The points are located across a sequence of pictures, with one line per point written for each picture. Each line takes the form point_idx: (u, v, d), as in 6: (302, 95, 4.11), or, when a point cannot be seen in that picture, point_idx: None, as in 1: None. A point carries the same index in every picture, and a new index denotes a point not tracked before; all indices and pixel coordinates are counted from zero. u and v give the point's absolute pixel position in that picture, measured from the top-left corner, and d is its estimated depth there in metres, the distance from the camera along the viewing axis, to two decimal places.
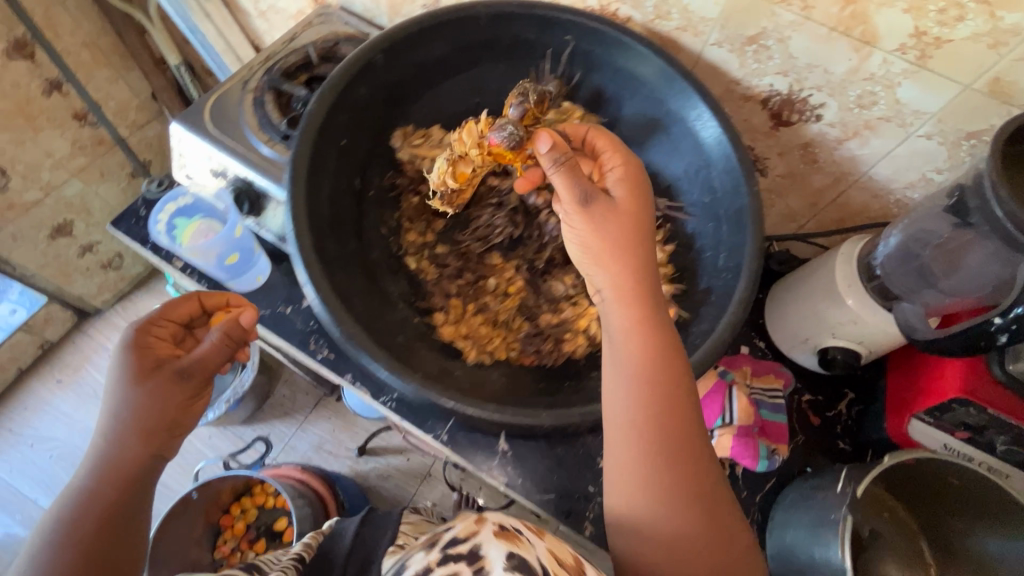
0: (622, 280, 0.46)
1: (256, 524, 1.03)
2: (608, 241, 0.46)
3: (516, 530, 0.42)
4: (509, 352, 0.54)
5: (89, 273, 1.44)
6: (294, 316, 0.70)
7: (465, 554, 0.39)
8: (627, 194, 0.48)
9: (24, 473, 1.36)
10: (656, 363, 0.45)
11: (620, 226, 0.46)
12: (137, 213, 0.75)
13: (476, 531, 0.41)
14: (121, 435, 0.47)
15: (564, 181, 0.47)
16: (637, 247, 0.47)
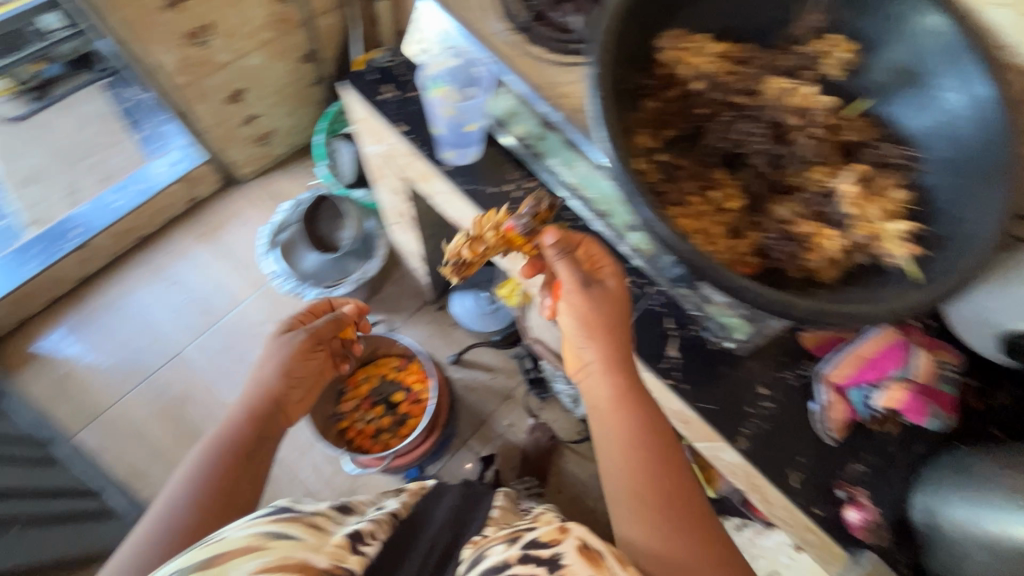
0: (606, 355, 0.58)
1: (376, 392, 1.13)
2: (591, 324, 0.60)
3: (599, 548, 0.47)
4: (741, 254, 0.57)
5: (244, 144, 1.56)
6: (496, 198, 0.77)
7: (546, 559, 0.46)
8: (615, 288, 0.62)
9: (161, 307, 1.51)
10: (645, 417, 0.55)
11: (602, 311, 0.60)
12: (368, 77, 0.82)
13: (557, 541, 0.48)
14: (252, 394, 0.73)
15: (564, 268, 0.62)
16: (617, 334, 0.60)
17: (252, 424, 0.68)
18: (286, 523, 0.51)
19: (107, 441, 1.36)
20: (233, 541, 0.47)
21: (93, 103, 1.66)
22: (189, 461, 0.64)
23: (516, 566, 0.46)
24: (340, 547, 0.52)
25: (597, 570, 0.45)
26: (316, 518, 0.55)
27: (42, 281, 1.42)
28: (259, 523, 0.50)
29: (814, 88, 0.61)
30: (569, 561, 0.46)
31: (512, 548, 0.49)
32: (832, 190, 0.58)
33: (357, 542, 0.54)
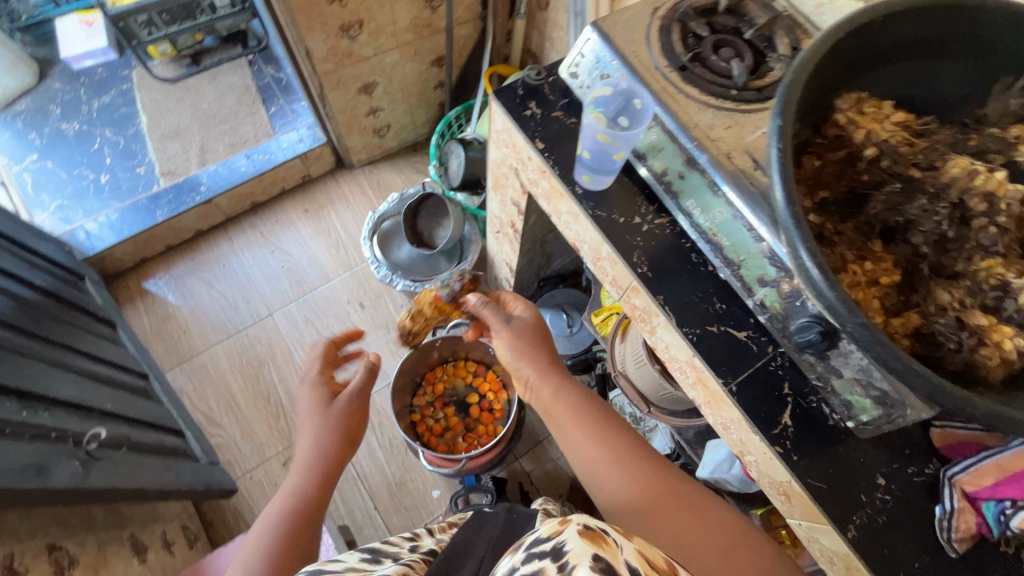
0: (538, 370, 0.84)
1: (451, 393, 1.14)
2: (528, 346, 0.87)
3: (602, 530, 0.41)
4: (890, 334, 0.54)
5: (363, 132, 1.65)
6: (624, 227, 0.76)
7: (550, 551, 0.39)
8: (529, 318, 0.90)
9: (260, 270, 1.61)
10: (599, 423, 0.75)
11: (530, 333, 0.88)
12: (516, 91, 0.85)
13: (558, 531, 0.41)
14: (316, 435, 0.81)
15: (491, 313, 0.90)
16: (547, 349, 0.87)
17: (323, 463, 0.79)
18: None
19: (192, 383, 1.46)
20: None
21: (236, 75, 1.84)
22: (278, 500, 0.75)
23: (520, 569, 0.40)
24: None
25: (600, 547, 0.38)
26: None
27: (166, 228, 1.55)
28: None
29: (1004, 173, 0.54)
30: (571, 549, 0.39)
31: (517, 555, 0.43)
32: (1012, 285, 0.53)
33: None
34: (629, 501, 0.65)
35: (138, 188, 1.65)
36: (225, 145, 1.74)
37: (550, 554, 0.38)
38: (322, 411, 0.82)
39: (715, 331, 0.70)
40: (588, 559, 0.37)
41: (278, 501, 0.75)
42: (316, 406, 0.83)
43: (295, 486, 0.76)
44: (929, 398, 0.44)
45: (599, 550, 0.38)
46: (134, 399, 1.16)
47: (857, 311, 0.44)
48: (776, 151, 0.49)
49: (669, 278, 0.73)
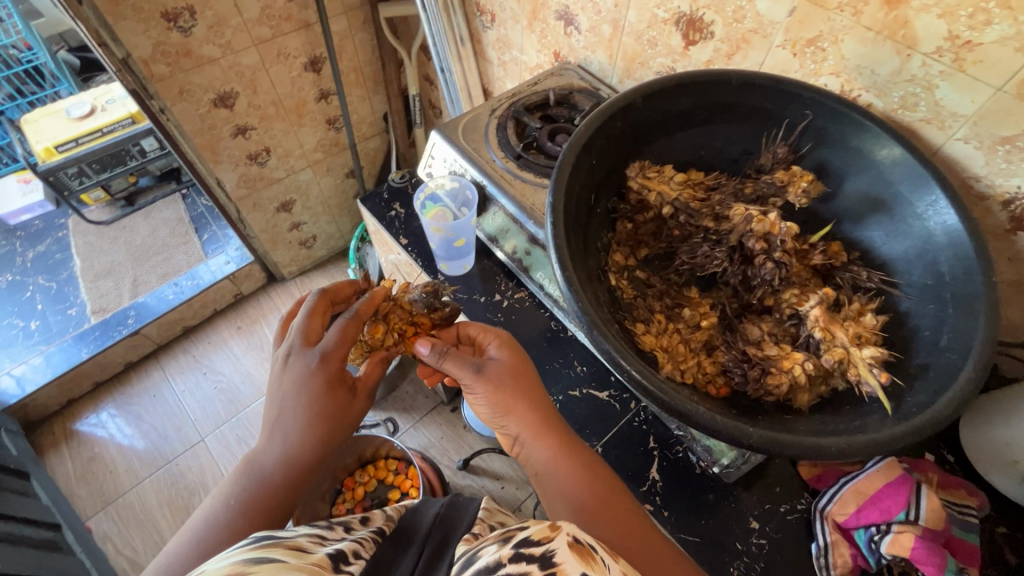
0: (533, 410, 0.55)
1: (372, 495, 1.10)
2: (506, 397, 0.56)
3: (591, 546, 0.40)
4: (697, 376, 0.57)
5: (289, 246, 1.72)
6: (488, 307, 0.80)
7: (538, 558, 0.38)
8: (511, 356, 0.60)
9: (192, 396, 1.59)
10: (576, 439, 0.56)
11: (512, 384, 0.57)
12: (382, 195, 0.92)
13: (550, 538, 0.39)
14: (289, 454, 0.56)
15: (454, 367, 0.59)
16: (537, 395, 0.57)
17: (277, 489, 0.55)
18: (268, 548, 0.40)
19: (116, 526, 1.37)
20: (211, 572, 0.37)
21: (170, 209, 1.97)
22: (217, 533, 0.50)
23: (509, 566, 0.37)
24: (323, 565, 0.41)
25: (588, 566, 0.38)
26: (299, 541, 0.44)
27: (92, 365, 1.54)
28: (238, 552, 0.39)
29: (777, 213, 0.59)
30: (562, 559, 0.37)
31: (500, 546, 0.41)
32: (801, 312, 0.57)
33: (340, 562, 0.43)
34: (590, 506, 0.50)
35: (67, 329, 1.66)
36: (157, 276, 1.79)
37: (542, 560, 0.37)
38: (349, 406, 0.60)
39: (578, 394, 0.72)
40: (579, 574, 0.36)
41: (245, 487, 0.54)
42: (335, 394, 0.59)
43: (273, 481, 0.55)
44: (711, 434, 0.46)
45: (588, 569, 0.38)
46: (37, 553, 1.08)
47: (627, 360, 0.47)
48: (549, 227, 0.54)
49: (532, 348, 0.76)
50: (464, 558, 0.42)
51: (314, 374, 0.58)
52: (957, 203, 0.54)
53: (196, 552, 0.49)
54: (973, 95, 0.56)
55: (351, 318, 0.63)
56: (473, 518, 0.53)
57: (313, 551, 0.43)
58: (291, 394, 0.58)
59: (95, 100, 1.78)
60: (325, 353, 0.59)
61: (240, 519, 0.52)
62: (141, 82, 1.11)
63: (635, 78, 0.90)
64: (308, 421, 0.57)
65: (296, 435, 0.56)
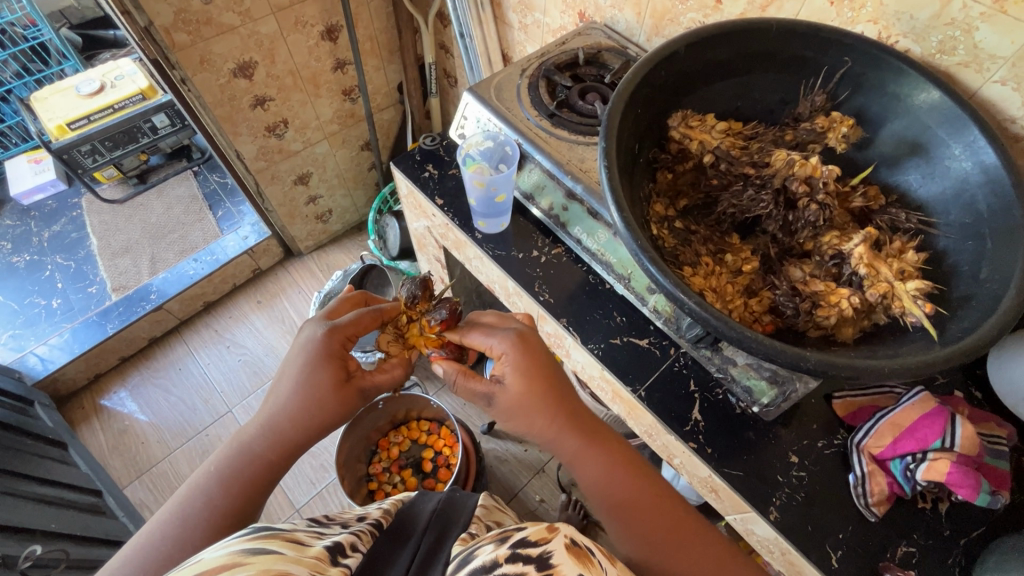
0: (526, 403, 0.59)
1: (406, 455, 1.14)
2: (526, 414, 0.59)
3: (588, 548, 0.44)
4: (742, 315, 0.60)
5: (306, 220, 1.73)
6: (526, 262, 0.82)
7: (535, 558, 0.41)
8: (519, 379, 0.59)
9: (217, 368, 1.62)
10: (592, 434, 0.60)
11: (518, 409, 0.59)
12: (414, 157, 0.93)
13: (547, 540, 0.43)
14: (281, 431, 0.60)
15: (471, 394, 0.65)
16: (557, 400, 0.59)
17: (269, 459, 0.60)
18: (265, 540, 0.43)
19: (152, 494, 1.41)
20: (208, 563, 0.40)
21: (183, 186, 1.97)
22: (204, 490, 0.56)
23: (505, 566, 0.41)
24: (322, 559, 0.43)
25: (586, 568, 0.42)
26: (297, 534, 0.46)
27: (117, 340, 1.56)
28: (236, 542, 0.42)
29: (818, 157, 0.61)
30: (559, 561, 0.41)
31: (497, 545, 0.44)
32: (845, 252, 0.59)
33: (337, 555, 0.45)
34: (615, 502, 0.57)
35: (89, 306, 1.68)
36: (175, 253, 1.80)
37: (539, 562, 0.40)
38: (336, 390, 0.62)
39: (618, 342, 0.75)
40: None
41: (229, 458, 0.59)
42: (331, 374, 0.62)
43: (254, 452, 0.59)
44: (769, 359, 0.48)
45: (584, 571, 0.42)
46: (84, 516, 1.11)
47: (689, 292, 0.49)
48: (604, 171, 0.56)
49: (571, 301, 0.78)
50: (460, 557, 0.45)
51: (313, 344, 0.64)
52: (996, 142, 0.56)
53: (178, 512, 0.55)
54: (1012, 36, 0.58)
55: (370, 310, 0.69)
56: (471, 516, 0.55)
57: (310, 544, 0.45)
58: (289, 367, 0.63)
59: (104, 76, 1.76)
60: (327, 327, 0.65)
61: (217, 488, 0.57)
62: (163, 51, 1.10)
63: (663, 35, 0.91)
64: (300, 398, 0.61)
65: (282, 408, 0.61)
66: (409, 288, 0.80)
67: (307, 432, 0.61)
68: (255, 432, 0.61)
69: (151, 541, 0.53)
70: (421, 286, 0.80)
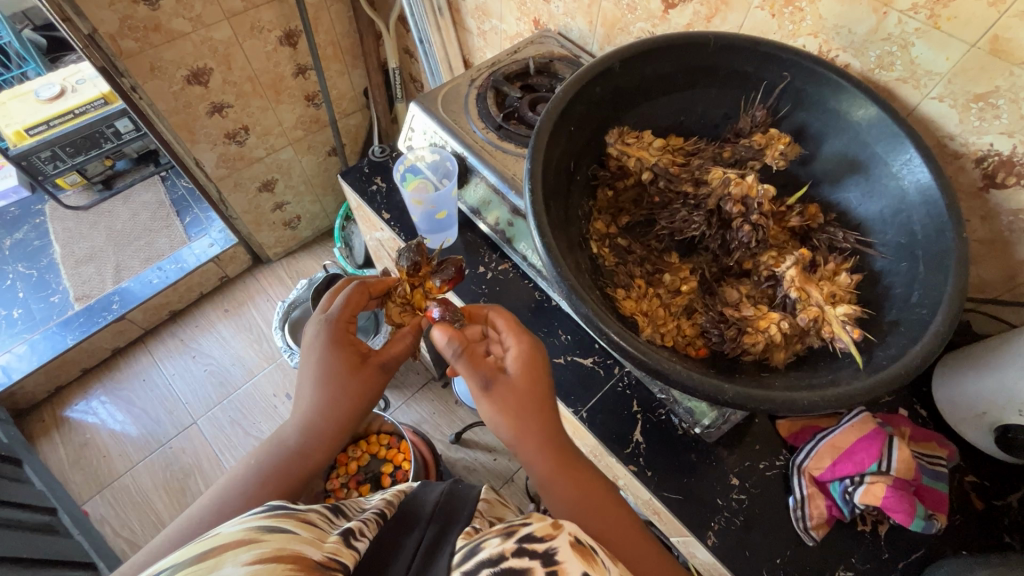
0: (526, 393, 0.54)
1: (365, 469, 1.12)
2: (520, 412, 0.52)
3: (591, 547, 0.45)
4: (676, 339, 0.58)
5: (273, 227, 1.70)
6: (473, 279, 0.81)
7: (541, 554, 0.42)
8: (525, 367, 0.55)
9: (182, 379, 1.59)
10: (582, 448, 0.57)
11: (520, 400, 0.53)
12: (362, 170, 0.91)
13: (553, 536, 0.43)
14: (309, 422, 0.58)
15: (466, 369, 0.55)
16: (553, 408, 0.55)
17: (298, 455, 0.57)
18: (280, 519, 0.41)
19: (113, 509, 1.38)
20: (224, 537, 0.38)
21: (150, 192, 1.93)
22: (241, 481, 0.55)
23: (512, 560, 0.40)
24: (338, 544, 0.42)
25: (590, 566, 0.42)
26: (309, 516, 0.44)
27: (78, 351, 1.52)
28: (252, 518, 0.40)
29: (754, 176, 0.60)
30: (563, 559, 0.41)
31: (500, 538, 0.43)
32: (778, 274, 0.58)
33: (348, 540, 0.44)
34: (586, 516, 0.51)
35: (51, 317, 1.65)
36: (140, 261, 1.76)
37: (546, 559, 0.40)
38: (352, 372, 0.60)
39: (562, 361, 0.73)
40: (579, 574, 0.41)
41: (266, 451, 0.57)
42: (346, 360, 0.61)
43: (291, 446, 0.58)
44: (688, 390, 0.47)
45: (588, 568, 0.42)
46: (34, 537, 1.09)
47: (606, 324, 0.48)
48: (528, 193, 0.54)
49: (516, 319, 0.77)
50: (466, 549, 0.44)
51: (319, 335, 0.62)
52: (931, 161, 0.55)
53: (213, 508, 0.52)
54: (947, 53, 0.57)
55: (356, 286, 0.67)
56: (475, 509, 0.53)
57: (323, 530, 0.43)
58: (307, 363, 0.62)
59: (65, 81, 1.73)
60: (326, 318, 0.62)
61: (255, 482, 0.55)
62: (110, 58, 1.07)
63: (615, 44, 0.89)
64: (322, 385, 0.59)
65: (307, 402, 0.59)
66: (404, 256, 0.73)
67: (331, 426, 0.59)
68: (289, 431, 0.59)
69: (187, 526, 0.51)
70: (417, 251, 0.74)
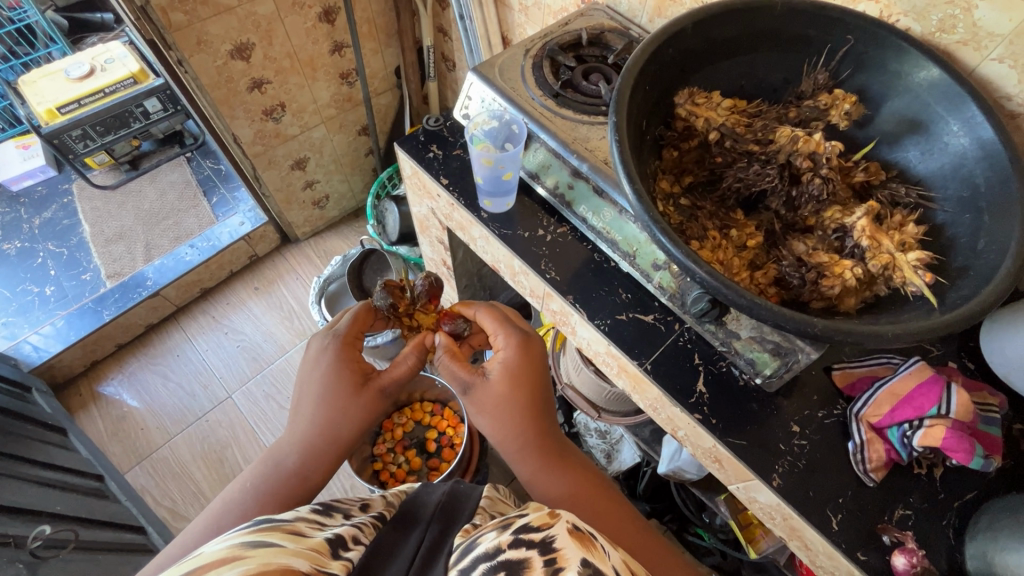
0: (506, 398, 0.64)
1: (411, 436, 1.15)
2: (500, 414, 0.64)
3: (589, 533, 0.46)
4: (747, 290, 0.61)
5: (302, 206, 1.72)
6: (532, 240, 0.83)
7: (538, 542, 0.43)
8: (505, 373, 0.65)
9: (215, 354, 1.61)
10: (564, 452, 0.65)
11: (499, 403, 0.64)
12: (418, 138, 0.93)
13: (550, 524, 0.45)
14: (308, 442, 0.62)
15: (454, 373, 0.68)
16: (531, 413, 0.64)
17: (294, 476, 0.61)
18: (266, 531, 0.44)
19: (153, 479, 1.41)
20: (210, 554, 0.40)
21: (177, 172, 1.95)
22: (239, 503, 0.58)
23: (508, 552, 0.42)
24: (322, 552, 0.44)
25: (588, 550, 0.43)
26: (299, 525, 0.47)
27: (113, 327, 1.55)
28: (239, 534, 0.43)
29: (821, 133, 0.63)
30: (561, 544, 0.42)
31: (501, 532, 0.45)
32: (847, 226, 0.61)
33: (339, 549, 0.46)
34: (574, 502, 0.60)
35: (84, 294, 1.66)
36: (170, 239, 1.78)
37: (543, 547, 0.41)
38: (352, 390, 0.65)
39: (625, 318, 0.76)
40: (578, 558, 0.41)
41: (262, 473, 0.61)
42: (346, 379, 0.65)
43: (289, 467, 0.61)
44: (776, 325, 0.50)
45: (586, 552, 0.43)
46: (87, 500, 1.11)
47: (700, 262, 0.50)
48: (616, 144, 0.57)
49: (579, 277, 0.80)
50: (462, 547, 0.45)
51: (324, 356, 0.67)
52: (993, 118, 0.58)
53: (218, 527, 0.55)
54: (1011, 14, 0.59)
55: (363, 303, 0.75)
56: (476, 506, 0.55)
57: (311, 536, 0.46)
58: (309, 382, 0.66)
59: (94, 60, 1.73)
60: (333, 338, 0.69)
61: (253, 503, 0.58)
62: (159, 31, 1.08)
63: (666, 16, 0.91)
64: (321, 403, 0.64)
65: (308, 421, 0.63)
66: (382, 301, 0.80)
67: (326, 446, 0.63)
68: (287, 452, 0.62)
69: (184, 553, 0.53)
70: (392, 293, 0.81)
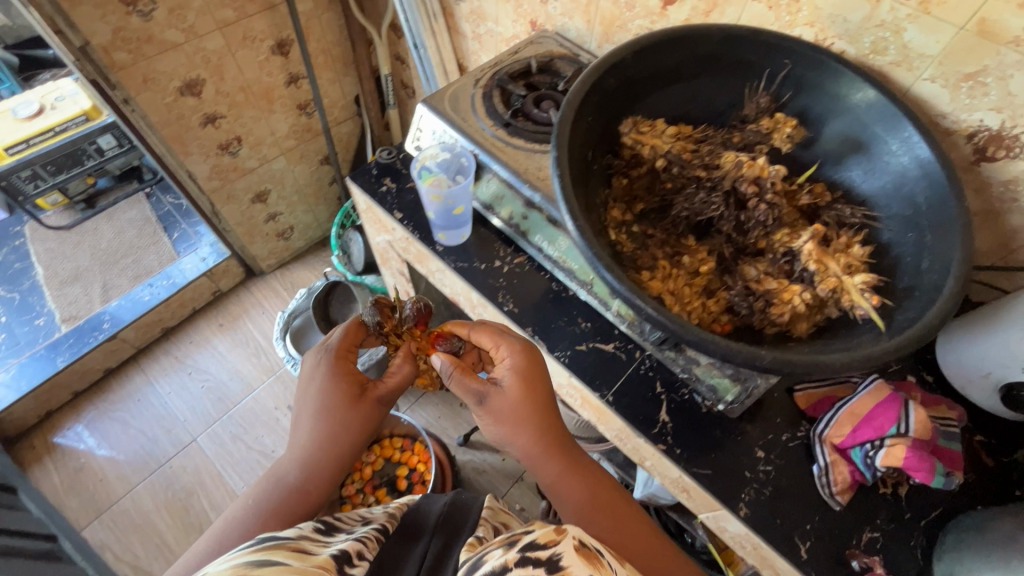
0: (518, 407, 0.59)
1: (380, 474, 1.12)
2: (517, 422, 0.60)
3: (597, 551, 0.42)
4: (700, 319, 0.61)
5: (266, 239, 1.69)
6: (488, 272, 0.82)
7: (545, 561, 0.39)
8: (519, 379, 0.61)
9: (178, 397, 1.55)
10: (579, 459, 0.62)
11: (514, 411, 0.60)
12: (371, 172, 0.92)
13: (556, 541, 0.41)
14: (311, 458, 0.59)
15: (461, 387, 0.62)
16: (546, 419, 0.60)
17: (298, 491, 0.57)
18: (270, 549, 0.40)
19: (113, 534, 1.34)
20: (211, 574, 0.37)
21: (135, 209, 1.89)
22: (239, 524, 0.54)
23: (515, 570, 0.38)
24: (327, 568, 0.40)
25: (596, 569, 0.40)
26: (302, 543, 0.43)
27: (68, 374, 1.48)
28: (241, 553, 0.39)
29: (764, 158, 0.63)
30: (569, 562, 0.39)
31: (505, 549, 0.41)
32: (795, 249, 0.61)
33: (344, 564, 0.42)
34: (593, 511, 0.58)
35: (37, 340, 1.59)
36: (128, 279, 1.73)
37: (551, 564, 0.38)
38: (351, 404, 0.61)
39: (584, 349, 0.75)
40: None
41: (264, 490, 0.57)
42: (345, 393, 0.62)
43: (291, 484, 0.58)
44: (726, 359, 0.49)
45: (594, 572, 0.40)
46: (38, 563, 1.05)
47: (645, 298, 0.49)
48: (558, 180, 0.56)
49: (537, 308, 0.78)
50: (469, 563, 0.42)
51: (319, 371, 0.64)
52: (929, 137, 0.58)
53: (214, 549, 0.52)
54: (937, 36, 0.60)
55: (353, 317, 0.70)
56: (479, 516, 0.57)
57: (316, 553, 0.42)
58: (306, 395, 0.63)
59: (43, 98, 1.66)
60: (325, 352, 0.65)
61: (255, 519, 0.54)
62: (101, 71, 1.06)
63: (614, 41, 0.92)
64: (323, 418, 0.60)
65: (307, 437, 0.60)
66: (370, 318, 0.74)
67: (328, 462, 0.59)
68: (287, 469, 0.59)
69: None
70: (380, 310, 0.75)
